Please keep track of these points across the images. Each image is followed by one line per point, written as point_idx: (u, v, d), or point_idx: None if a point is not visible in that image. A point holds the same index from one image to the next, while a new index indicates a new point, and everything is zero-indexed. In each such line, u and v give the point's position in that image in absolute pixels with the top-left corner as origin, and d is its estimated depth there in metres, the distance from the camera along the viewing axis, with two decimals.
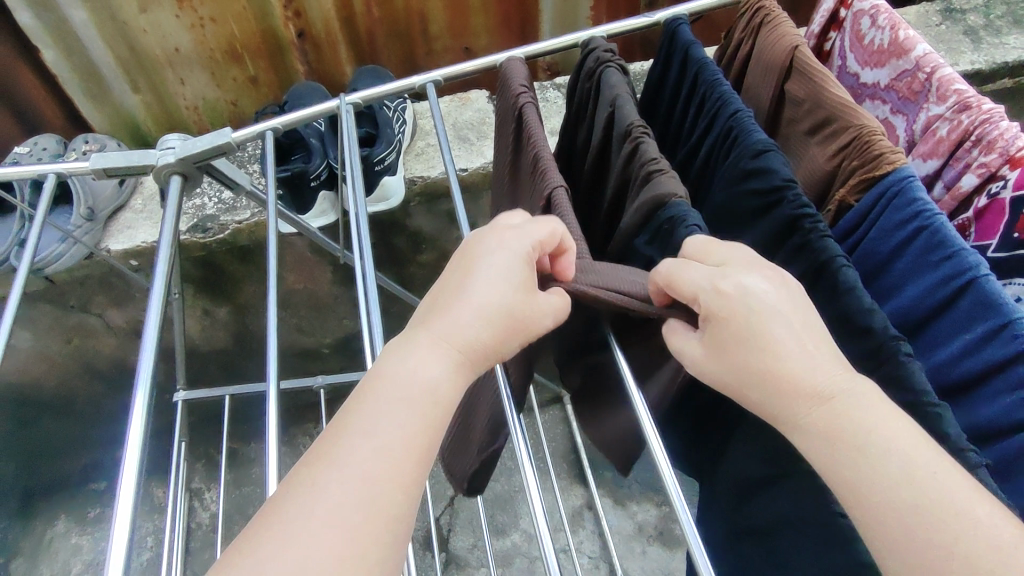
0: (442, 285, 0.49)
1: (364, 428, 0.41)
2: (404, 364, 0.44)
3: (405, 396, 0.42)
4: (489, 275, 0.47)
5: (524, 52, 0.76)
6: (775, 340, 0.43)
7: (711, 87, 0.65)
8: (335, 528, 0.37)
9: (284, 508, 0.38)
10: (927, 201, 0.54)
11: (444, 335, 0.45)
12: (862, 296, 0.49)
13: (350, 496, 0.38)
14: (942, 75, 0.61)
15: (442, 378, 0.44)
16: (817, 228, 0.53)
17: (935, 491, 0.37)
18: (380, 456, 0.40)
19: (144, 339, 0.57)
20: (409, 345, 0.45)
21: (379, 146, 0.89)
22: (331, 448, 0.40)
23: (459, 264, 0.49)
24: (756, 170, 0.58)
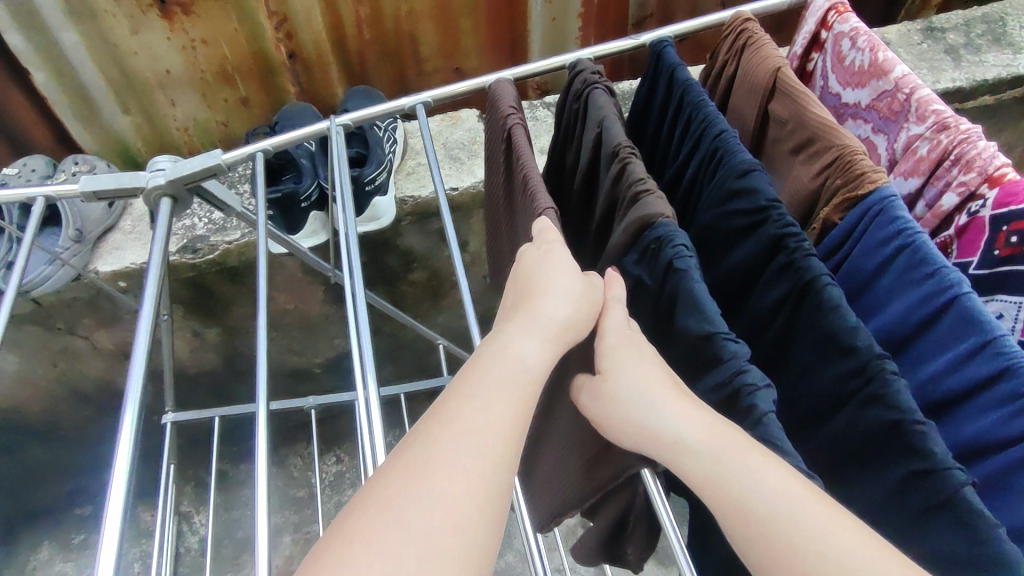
0: (508, 303, 0.57)
1: (470, 394, 0.46)
2: (496, 352, 0.50)
3: (501, 375, 0.48)
4: (547, 270, 0.55)
5: (512, 73, 0.77)
6: (659, 392, 0.50)
7: (697, 108, 0.66)
8: (456, 487, 0.41)
9: (410, 457, 0.43)
10: (908, 219, 0.55)
11: (530, 322, 0.52)
12: (846, 314, 0.50)
13: (467, 441, 0.43)
14: (921, 96, 0.62)
15: (532, 355, 0.50)
16: (802, 247, 0.54)
17: (804, 516, 0.41)
18: (486, 425, 0.44)
19: (131, 365, 0.56)
20: (496, 339, 0.52)
21: (369, 167, 0.89)
22: (443, 411, 0.45)
23: (516, 282, 0.57)
24: (742, 190, 0.59)
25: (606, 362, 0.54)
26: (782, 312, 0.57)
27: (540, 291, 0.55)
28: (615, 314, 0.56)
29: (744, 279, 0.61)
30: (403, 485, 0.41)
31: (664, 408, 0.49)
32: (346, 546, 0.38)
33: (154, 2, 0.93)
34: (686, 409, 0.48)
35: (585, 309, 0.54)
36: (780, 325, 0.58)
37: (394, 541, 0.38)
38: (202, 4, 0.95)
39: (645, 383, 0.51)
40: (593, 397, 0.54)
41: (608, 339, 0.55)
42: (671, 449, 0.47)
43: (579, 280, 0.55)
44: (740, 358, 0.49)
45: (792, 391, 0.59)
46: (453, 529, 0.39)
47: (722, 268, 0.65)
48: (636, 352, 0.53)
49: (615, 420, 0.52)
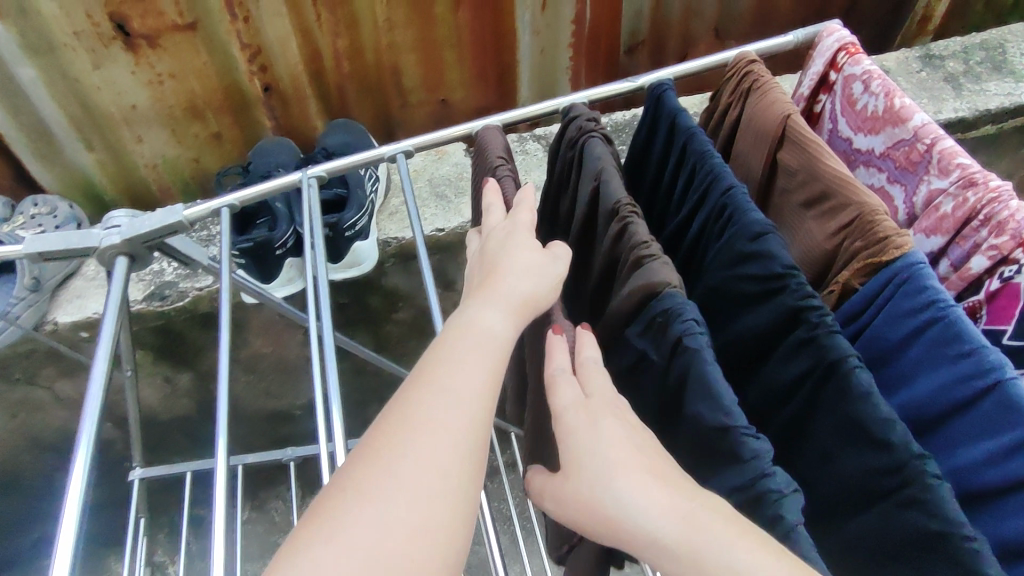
0: (468, 283, 0.56)
1: (449, 366, 0.46)
2: (463, 323, 0.49)
3: (471, 344, 0.48)
4: (509, 245, 0.55)
5: (500, 118, 0.72)
6: (618, 470, 0.44)
7: (702, 159, 0.61)
8: (438, 444, 0.42)
9: (394, 422, 0.43)
10: (939, 289, 0.50)
11: (493, 294, 0.51)
12: (878, 403, 0.46)
13: (446, 404, 0.44)
14: (943, 147, 0.58)
15: (499, 323, 0.50)
16: (825, 321, 0.50)
17: (735, 561, 0.39)
18: (462, 386, 0.45)
19: (84, 419, 0.54)
20: (460, 312, 0.51)
21: (349, 211, 0.83)
22: (425, 376, 0.45)
23: (477, 259, 0.57)
24: (754, 254, 0.54)
25: (570, 448, 0.47)
26: (802, 391, 0.53)
27: (498, 268, 0.53)
28: (568, 391, 0.50)
29: (758, 347, 0.57)
30: (389, 443, 0.42)
31: (618, 484, 0.44)
32: (336, 505, 0.40)
33: (117, 34, 0.87)
34: (641, 478, 0.44)
35: (545, 278, 0.53)
36: (799, 404, 0.53)
37: (382, 496, 0.40)
38: (169, 37, 0.90)
39: (600, 446, 0.46)
40: (554, 497, 0.49)
41: (563, 420, 0.49)
42: (624, 533, 0.43)
43: (538, 255, 0.54)
44: (764, 459, 0.45)
45: (813, 476, 0.54)
46: (437, 476, 0.41)
47: (732, 333, 0.60)
48: (590, 419, 0.48)
49: (568, 505, 0.48)
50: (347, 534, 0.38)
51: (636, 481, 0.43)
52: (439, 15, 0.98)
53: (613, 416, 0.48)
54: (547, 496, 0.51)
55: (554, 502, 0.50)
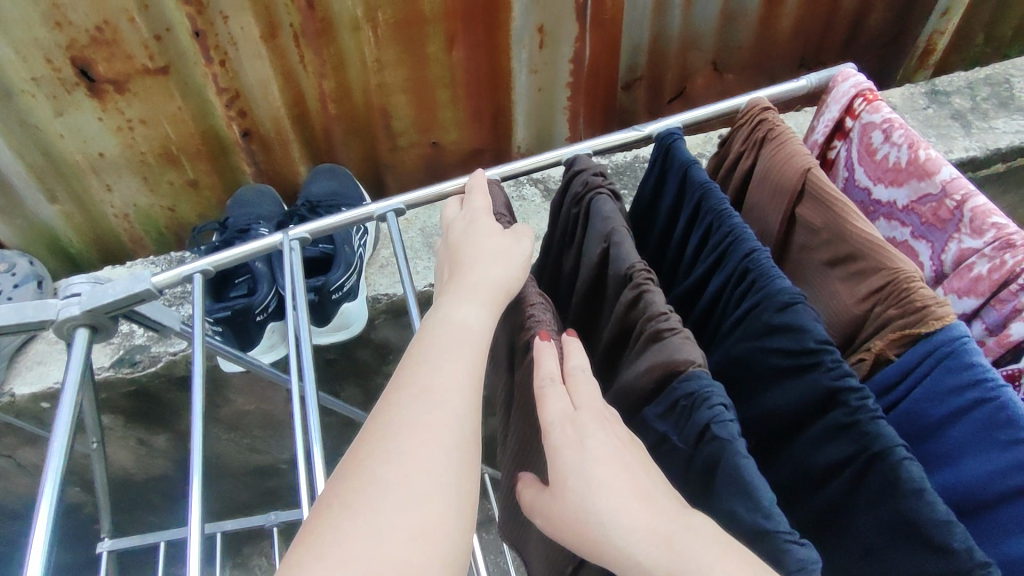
0: (440, 280, 0.53)
1: (427, 372, 0.43)
2: (436, 323, 0.46)
3: (447, 344, 0.45)
4: (476, 236, 0.52)
5: (498, 172, 0.67)
6: (601, 473, 0.41)
7: (720, 217, 0.56)
8: (429, 451, 0.39)
9: (373, 440, 0.40)
10: (986, 366, 0.46)
11: (463, 289, 0.48)
12: (932, 500, 0.41)
13: (427, 412, 0.41)
14: (976, 205, 0.54)
15: (473, 319, 0.47)
16: (866, 406, 0.45)
17: None
18: (445, 386, 0.42)
19: (32, 534, 0.46)
20: (432, 312, 0.48)
21: (336, 272, 0.77)
22: (405, 383, 0.42)
23: (444, 254, 0.54)
24: (781, 327, 0.49)
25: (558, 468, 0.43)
26: (840, 479, 0.47)
27: (468, 261, 0.51)
28: (557, 402, 0.45)
29: (787, 426, 0.51)
30: (374, 454, 0.39)
31: (601, 502, 0.40)
32: (323, 528, 0.37)
33: (81, 79, 0.82)
34: (626, 498, 0.40)
35: (513, 261, 0.51)
36: (835, 491, 0.48)
37: (373, 511, 0.37)
38: (140, 81, 0.85)
39: (586, 465, 0.41)
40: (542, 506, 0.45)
41: (549, 439, 0.44)
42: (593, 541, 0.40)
43: (506, 242, 0.52)
44: (811, 571, 0.39)
45: (854, 570, 0.49)
46: (430, 479, 0.38)
47: (757, 409, 0.54)
48: (576, 436, 0.43)
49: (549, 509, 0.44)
50: (338, 551, 0.35)
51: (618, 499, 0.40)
52: (431, 55, 0.93)
53: (602, 430, 0.43)
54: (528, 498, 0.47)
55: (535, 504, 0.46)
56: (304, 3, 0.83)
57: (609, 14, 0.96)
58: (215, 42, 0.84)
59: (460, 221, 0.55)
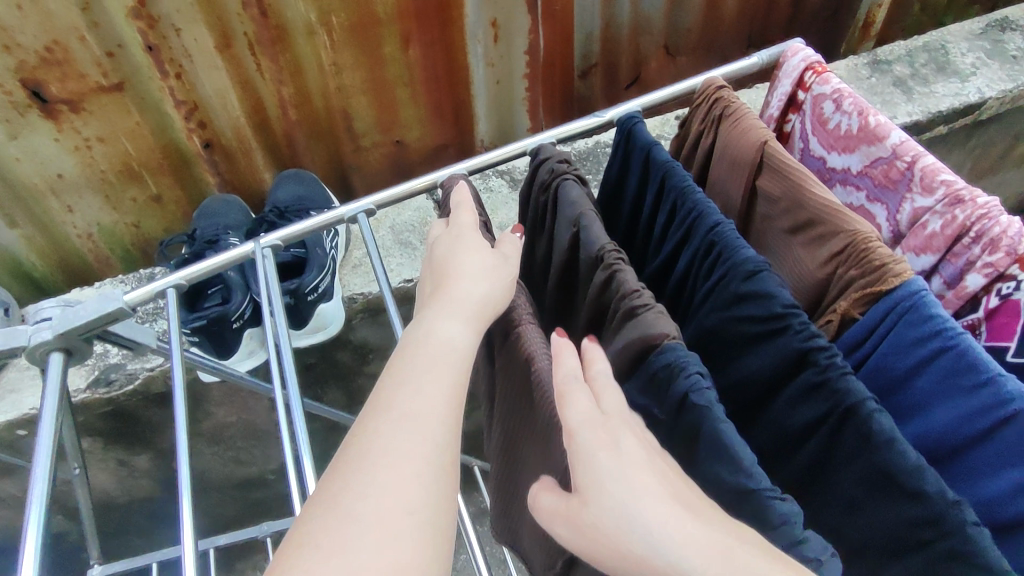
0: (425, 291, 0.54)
1: (409, 381, 0.43)
2: (419, 337, 0.47)
3: (430, 357, 0.45)
4: (459, 251, 0.53)
5: (464, 166, 0.68)
6: (642, 484, 0.38)
7: (683, 194, 0.58)
8: (409, 461, 0.39)
9: (356, 445, 0.40)
10: (945, 316, 0.48)
11: (447, 303, 0.49)
12: (905, 449, 0.43)
13: (408, 416, 0.41)
14: (925, 164, 0.56)
15: (456, 333, 0.47)
16: (835, 363, 0.47)
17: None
18: (426, 394, 0.43)
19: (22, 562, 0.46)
20: (414, 324, 0.48)
21: (309, 273, 0.77)
22: (386, 392, 0.43)
23: (427, 265, 0.54)
24: (750, 295, 0.51)
25: (585, 474, 0.40)
26: (817, 436, 0.49)
27: (454, 275, 0.51)
28: (579, 404, 0.44)
29: (763, 390, 0.53)
30: (356, 456, 0.40)
31: (643, 511, 0.37)
32: (309, 526, 0.37)
33: (33, 101, 0.80)
34: (675, 514, 0.37)
35: (499, 279, 0.51)
36: (814, 449, 0.50)
37: (354, 512, 0.37)
38: (95, 99, 0.83)
39: (624, 472, 0.39)
40: (560, 514, 0.41)
41: (580, 442, 0.41)
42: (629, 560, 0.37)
43: (492, 258, 0.52)
44: (794, 524, 0.40)
45: (838, 524, 0.50)
46: (412, 476, 0.39)
47: (734, 376, 0.56)
48: (610, 439, 0.41)
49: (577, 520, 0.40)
50: (324, 546, 0.36)
51: (662, 510, 0.37)
52: (388, 56, 0.93)
53: (633, 435, 0.41)
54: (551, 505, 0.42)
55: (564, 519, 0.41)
56: (257, 12, 0.83)
57: (561, 4, 0.97)
58: (169, 55, 0.83)
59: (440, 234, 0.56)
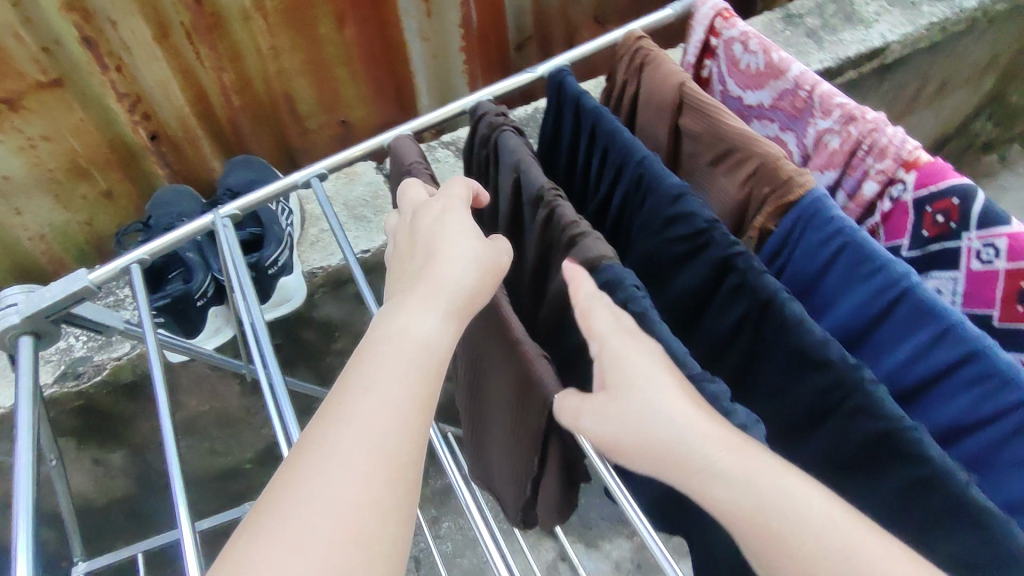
0: (404, 267, 0.53)
1: (377, 374, 0.43)
2: (396, 328, 0.46)
3: (404, 354, 0.44)
4: (445, 233, 0.52)
5: (410, 127, 0.69)
6: (681, 409, 0.43)
7: (613, 136, 0.63)
8: (370, 453, 0.39)
9: (316, 438, 0.40)
10: (843, 217, 0.54)
11: (427, 294, 0.48)
12: (813, 329, 0.49)
13: (372, 412, 0.41)
14: (822, 90, 0.63)
15: (432, 329, 0.46)
16: (751, 265, 0.53)
17: (810, 515, 0.38)
18: (393, 391, 0.42)
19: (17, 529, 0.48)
20: (392, 312, 0.47)
21: (268, 248, 0.81)
22: (352, 384, 0.42)
23: (412, 241, 0.54)
24: (677, 216, 0.57)
25: (612, 373, 0.46)
26: (742, 333, 0.55)
27: (438, 255, 0.50)
28: (601, 319, 0.49)
29: (695, 303, 0.59)
30: (317, 445, 0.39)
31: (675, 417, 0.42)
32: (268, 514, 0.37)
33: None
34: (697, 416, 0.43)
35: (482, 266, 0.50)
36: (742, 346, 0.56)
37: (310, 503, 0.37)
38: (35, 97, 0.83)
39: (655, 382, 0.44)
40: (590, 415, 0.47)
41: (606, 348, 0.47)
42: (670, 460, 0.42)
43: (477, 242, 0.51)
44: (723, 400, 0.46)
45: (768, 409, 0.56)
46: (371, 469, 0.38)
47: (670, 295, 0.62)
48: (638, 345, 0.47)
49: (623, 445, 0.45)
50: (279, 533, 0.36)
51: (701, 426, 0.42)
52: (323, 36, 0.96)
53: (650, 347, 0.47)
54: (593, 434, 0.47)
55: (603, 443, 0.46)
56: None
57: None
58: (106, 49, 0.83)
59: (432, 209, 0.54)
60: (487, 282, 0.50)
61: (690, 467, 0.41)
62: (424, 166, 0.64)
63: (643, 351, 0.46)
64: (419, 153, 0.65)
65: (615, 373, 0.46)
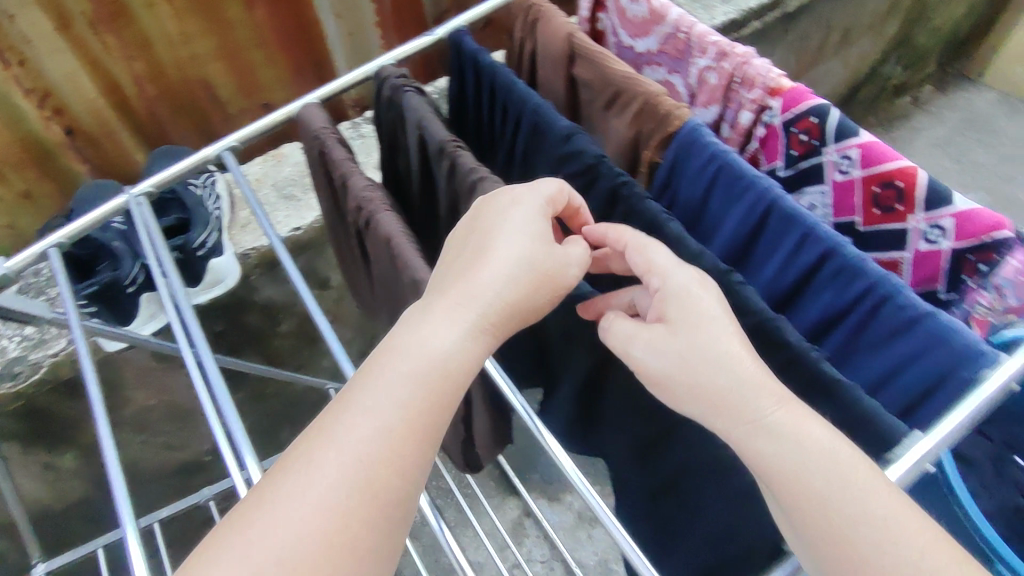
0: (452, 257, 0.51)
1: (384, 388, 0.42)
2: (422, 338, 0.44)
3: (420, 371, 0.43)
4: (503, 228, 0.49)
5: (316, 95, 0.70)
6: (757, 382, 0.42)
7: (508, 88, 0.67)
8: (359, 468, 0.40)
9: (315, 444, 0.40)
10: (716, 142, 0.59)
11: (456, 303, 0.46)
12: (689, 243, 0.54)
13: (370, 426, 0.41)
14: (698, 31, 0.67)
15: (454, 345, 0.45)
16: (635, 192, 0.57)
17: (854, 490, 0.39)
18: (395, 407, 0.42)
19: None
20: (423, 315, 0.46)
21: (195, 230, 0.84)
22: (357, 392, 0.42)
23: (472, 226, 0.51)
24: (569, 156, 0.61)
25: (671, 310, 0.46)
26: None
27: (491, 254, 0.48)
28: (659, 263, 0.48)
29: None
30: (311, 448, 0.40)
31: (745, 376, 0.43)
32: (256, 509, 0.39)
33: None
34: (764, 378, 0.43)
35: (524, 279, 0.48)
36: None
37: (294, 504, 0.38)
38: None
39: (720, 335, 0.44)
40: (643, 344, 0.46)
41: (668, 290, 0.47)
42: (734, 417, 0.42)
43: (532, 243, 0.49)
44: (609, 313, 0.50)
45: None
46: (357, 484, 0.39)
47: None
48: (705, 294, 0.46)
49: (677, 384, 0.45)
50: (258, 527, 0.38)
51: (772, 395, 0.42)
52: (233, 20, 0.96)
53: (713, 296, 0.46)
54: (649, 367, 0.46)
55: (654, 377, 0.46)
56: None
57: None
58: (7, 45, 0.83)
59: (495, 198, 0.52)
60: (528, 299, 0.48)
61: (745, 417, 0.42)
62: (330, 131, 0.66)
63: (712, 295, 0.46)
64: (326, 119, 0.67)
65: (676, 304, 0.46)
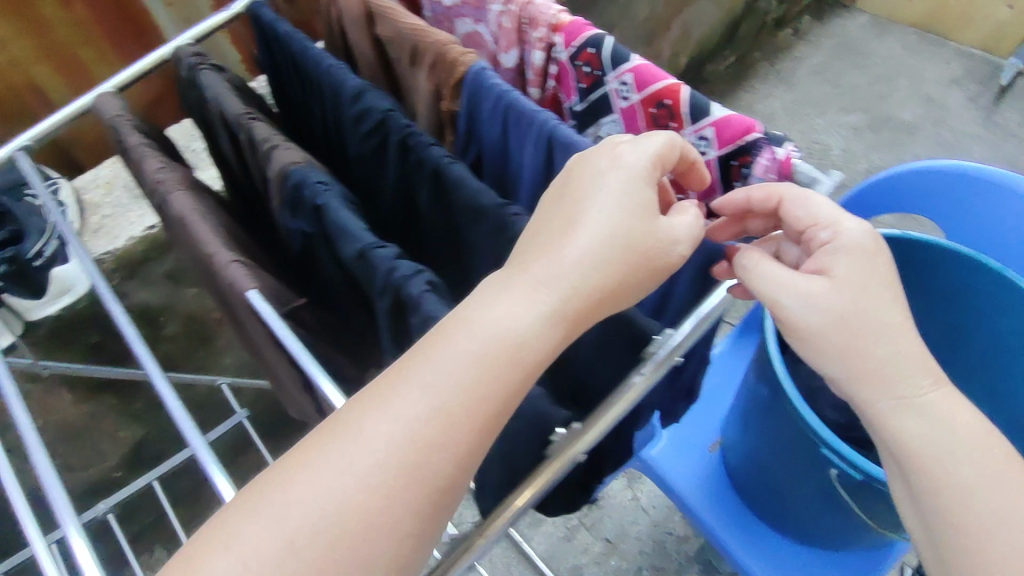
0: (545, 213, 0.48)
1: (443, 371, 0.40)
2: (507, 312, 0.42)
3: (484, 355, 0.41)
4: (599, 189, 0.46)
5: (113, 84, 0.68)
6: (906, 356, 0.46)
7: (304, 56, 0.67)
8: (401, 451, 0.39)
9: (364, 415, 0.40)
10: (500, 83, 0.61)
11: (538, 275, 0.43)
12: (469, 184, 0.57)
13: (422, 406, 0.39)
14: None
15: (527, 325, 0.42)
16: (422, 141, 0.59)
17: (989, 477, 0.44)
18: (451, 391, 0.40)
19: None
20: (509, 282, 0.43)
21: (28, 240, 0.83)
22: (415, 369, 0.41)
23: (564, 180, 0.49)
24: (361, 115, 0.62)
25: (842, 270, 0.47)
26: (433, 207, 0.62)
27: (582, 217, 0.45)
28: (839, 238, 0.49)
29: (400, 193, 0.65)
30: (360, 417, 0.40)
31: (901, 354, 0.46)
32: (295, 474, 0.39)
33: None
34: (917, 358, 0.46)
35: (611, 252, 0.44)
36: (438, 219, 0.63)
37: (336, 471, 0.38)
38: None
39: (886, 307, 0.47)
40: (800, 300, 0.48)
41: (833, 258, 0.48)
42: (887, 394, 0.46)
43: (634, 214, 0.46)
44: (388, 259, 0.52)
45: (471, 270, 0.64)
46: (393, 466, 0.38)
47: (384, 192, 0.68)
48: (869, 265, 0.47)
49: (828, 339, 0.47)
50: (295, 492, 0.38)
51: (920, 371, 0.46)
52: (48, 18, 0.93)
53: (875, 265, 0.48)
54: (795, 318, 0.48)
55: (798, 329, 0.49)
56: None
57: None
58: None
59: (591, 158, 0.48)
60: (617, 285, 0.45)
61: (896, 394, 0.47)
62: (124, 118, 0.65)
63: (883, 257, 0.48)
64: (119, 107, 0.66)
65: (851, 273, 0.47)
